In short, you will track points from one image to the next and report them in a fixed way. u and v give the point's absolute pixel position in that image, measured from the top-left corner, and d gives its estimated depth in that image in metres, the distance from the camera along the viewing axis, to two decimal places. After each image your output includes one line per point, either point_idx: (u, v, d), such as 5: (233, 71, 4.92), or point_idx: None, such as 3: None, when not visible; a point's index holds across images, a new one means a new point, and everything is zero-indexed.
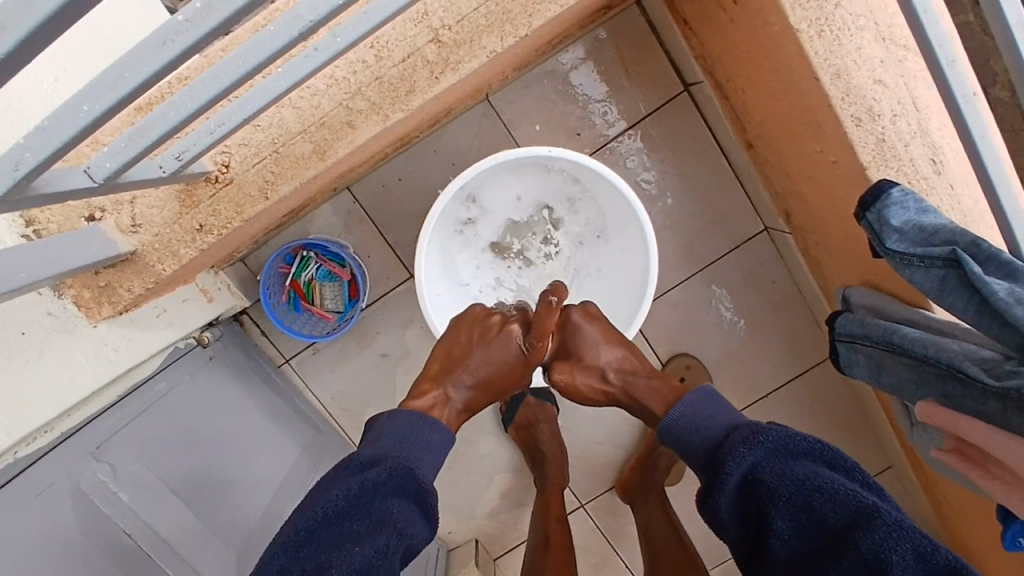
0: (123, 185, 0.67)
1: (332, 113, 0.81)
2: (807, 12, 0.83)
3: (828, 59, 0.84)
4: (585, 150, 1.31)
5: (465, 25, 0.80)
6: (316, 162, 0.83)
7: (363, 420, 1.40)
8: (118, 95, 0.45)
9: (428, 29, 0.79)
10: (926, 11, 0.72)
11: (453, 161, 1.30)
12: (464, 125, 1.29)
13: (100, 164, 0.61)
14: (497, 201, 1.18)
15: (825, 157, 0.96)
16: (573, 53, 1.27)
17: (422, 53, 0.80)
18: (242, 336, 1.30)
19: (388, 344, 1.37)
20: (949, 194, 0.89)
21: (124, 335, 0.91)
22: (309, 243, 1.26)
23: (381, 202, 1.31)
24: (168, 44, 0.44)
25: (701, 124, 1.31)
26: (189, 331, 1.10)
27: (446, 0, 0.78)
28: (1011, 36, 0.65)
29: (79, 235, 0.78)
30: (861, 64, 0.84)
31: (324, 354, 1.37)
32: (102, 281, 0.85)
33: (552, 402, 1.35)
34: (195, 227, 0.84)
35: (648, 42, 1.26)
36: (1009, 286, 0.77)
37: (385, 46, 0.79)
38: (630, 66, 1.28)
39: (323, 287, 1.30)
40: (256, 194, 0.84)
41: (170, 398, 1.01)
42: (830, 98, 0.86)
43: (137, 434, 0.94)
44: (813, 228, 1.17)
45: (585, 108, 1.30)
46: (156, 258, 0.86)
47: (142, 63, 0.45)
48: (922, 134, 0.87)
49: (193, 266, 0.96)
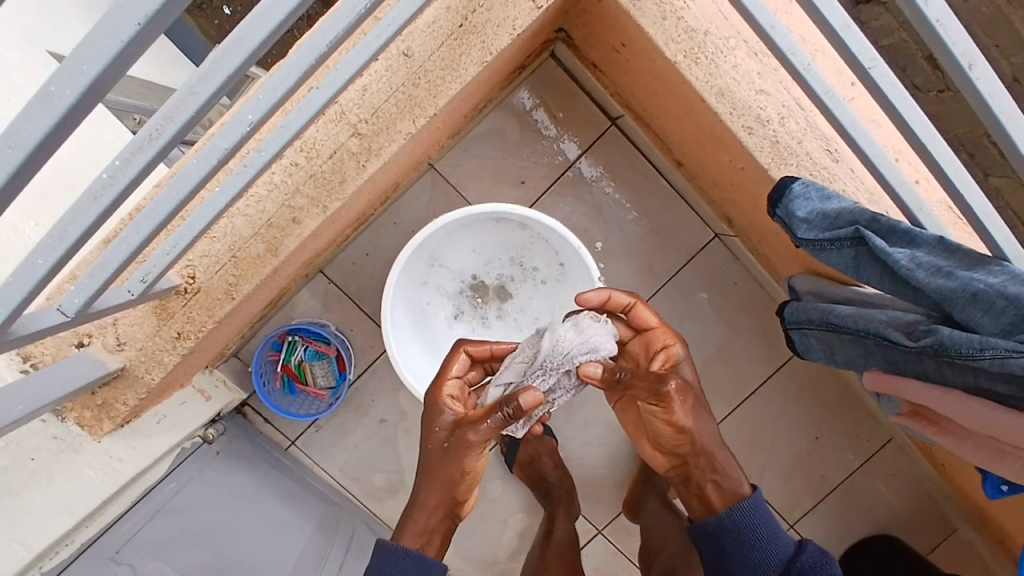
0: (96, 314, 0.75)
1: (277, 214, 0.91)
2: (679, 45, 0.91)
3: (708, 81, 0.92)
4: (533, 195, 1.40)
5: (379, 116, 0.90)
6: (271, 259, 0.93)
7: (374, 486, 1.46)
8: (64, 247, 0.55)
9: (347, 126, 0.89)
10: (773, 27, 0.78)
11: (412, 228, 1.39)
12: (416, 195, 1.38)
13: (69, 301, 0.70)
14: (456, 259, 1.27)
15: (736, 165, 1.04)
16: (503, 110, 1.37)
17: (346, 147, 0.90)
18: (246, 426, 1.38)
19: (385, 410, 1.44)
20: (851, 177, 0.94)
21: (128, 445, 1.00)
22: (292, 329, 1.34)
23: (353, 278, 1.40)
24: (98, 199, 0.54)
25: (634, 152, 1.39)
26: (191, 430, 1.17)
27: (358, 99, 0.89)
28: (841, 37, 0.69)
29: (71, 362, 0.88)
30: (740, 79, 0.92)
31: (326, 430, 1.44)
32: (99, 399, 0.95)
33: (550, 435, 1.41)
34: (174, 336, 0.93)
35: (569, 88, 1.36)
36: (910, 253, 0.83)
37: (312, 147, 0.89)
38: (558, 113, 1.37)
39: (313, 367, 1.37)
40: (222, 296, 0.93)
41: (180, 497, 1.10)
42: (720, 115, 0.94)
43: (150, 538, 1.04)
44: (753, 228, 1.24)
45: (524, 157, 1.39)
46: (144, 370, 0.94)
47: (79, 218, 0.54)
48: (812, 129, 0.94)
49: (183, 371, 1.04)
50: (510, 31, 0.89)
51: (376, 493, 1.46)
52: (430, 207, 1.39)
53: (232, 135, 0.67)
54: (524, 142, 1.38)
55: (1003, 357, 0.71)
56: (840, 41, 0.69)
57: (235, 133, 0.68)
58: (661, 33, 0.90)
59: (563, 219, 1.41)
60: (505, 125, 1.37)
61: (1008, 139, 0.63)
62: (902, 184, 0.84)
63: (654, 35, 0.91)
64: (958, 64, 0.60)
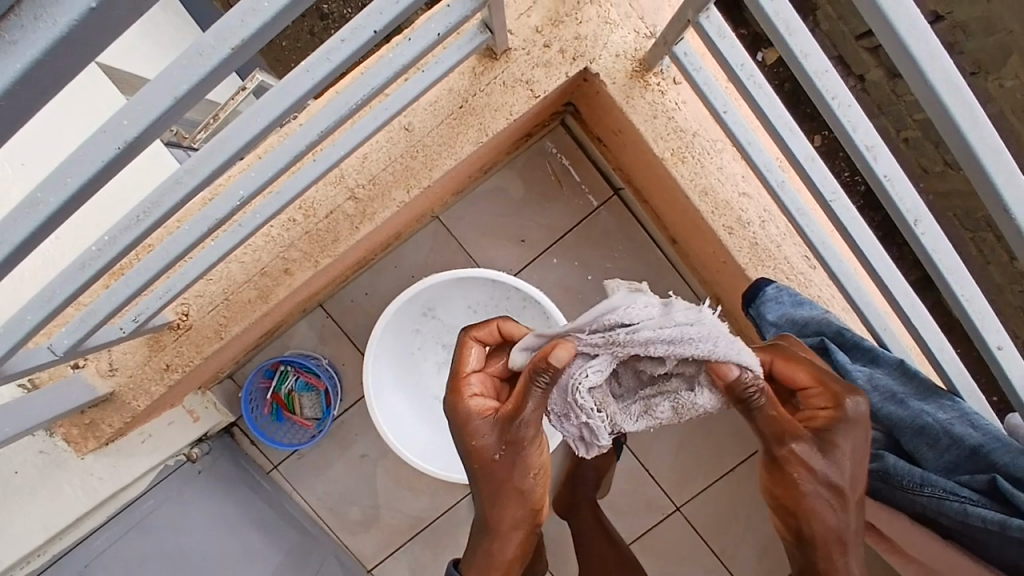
0: (87, 349, 0.81)
1: (271, 264, 0.96)
2: (668, 143, 0.95)
3: (693, 178, 0.96)
4: (532, 254, 1.44)
5: (376, 183, 0.95)
6: (261, 304, 0.98)
7: (349, 518, 1.49)
8: (51, 306, 0.61)
9: (345, 189, 0.95)
10: (751, 143, 0.83)
11: (412, 274, 1.44)
12: (419, 242, 1.43)
13: (60, 339, 0.75)
14: (449, 311, 1.32)
15: (720, 257, 1.07)
16: (509, 172, 1.42)
17: (342, 209, 0.95)
18: (232, 447, 1.43)
19: (367, 445, 1.48)
20: (826, 286, 0.97)
21: (111, 463, 1.06)
22: (285, 359, 1.39)
23: (350, 315, 1.45)
24: (87, 266, 0.60)
25: (635, 223, 1.43)
26: (176, 449, 1.23)
27: (358, 165, 0.94)
28: (802, 167, 0.75)
29: (65, 383, 0.94)
30: (725, 181, 0.96)
31: (309, 459, 1.48)
32: (88, 418, 1.01)
33: None
34: (163, 367, 0.99)
35: (577, 155, 1.40)
36: (869, 372, 0.83)
37: (310, 207, 0.95)
38: (563, 179, 1.41)
39: (301, 397, 1.43)
40: (212, 335, 0.98)
41: (154, 516, 1.15)
42: (703, 212, 0.97)
43: (121, 554, 1.11)
44: (738, 312, 1.26)
45: (527, 217, 1.43)
46: (131, 396, 1.00)
47: (69, 282, 0.60)
48: (792, 235, 0.97)
49: (172, 396, 1.10)
50: (507, 117, 0.94)
51: (350, 526, 1.49)
52: (431, 255, 1.44)
53: (223, 207, 0.73)
54: (528, 202, 1.42)
55: (942, 496, 0.73)
56: (802, 169, 0.75)
57: (226, 204, 0.73)
58: (651, 130, 0.94)
59: (558, 280, 1.44)
60: (511, 184, 1.42)
61: (959, 304, 0.64)
62: (867, 303, 0.86)
63: (645, 132, 0.95)
64: (905, 221, 0.62)
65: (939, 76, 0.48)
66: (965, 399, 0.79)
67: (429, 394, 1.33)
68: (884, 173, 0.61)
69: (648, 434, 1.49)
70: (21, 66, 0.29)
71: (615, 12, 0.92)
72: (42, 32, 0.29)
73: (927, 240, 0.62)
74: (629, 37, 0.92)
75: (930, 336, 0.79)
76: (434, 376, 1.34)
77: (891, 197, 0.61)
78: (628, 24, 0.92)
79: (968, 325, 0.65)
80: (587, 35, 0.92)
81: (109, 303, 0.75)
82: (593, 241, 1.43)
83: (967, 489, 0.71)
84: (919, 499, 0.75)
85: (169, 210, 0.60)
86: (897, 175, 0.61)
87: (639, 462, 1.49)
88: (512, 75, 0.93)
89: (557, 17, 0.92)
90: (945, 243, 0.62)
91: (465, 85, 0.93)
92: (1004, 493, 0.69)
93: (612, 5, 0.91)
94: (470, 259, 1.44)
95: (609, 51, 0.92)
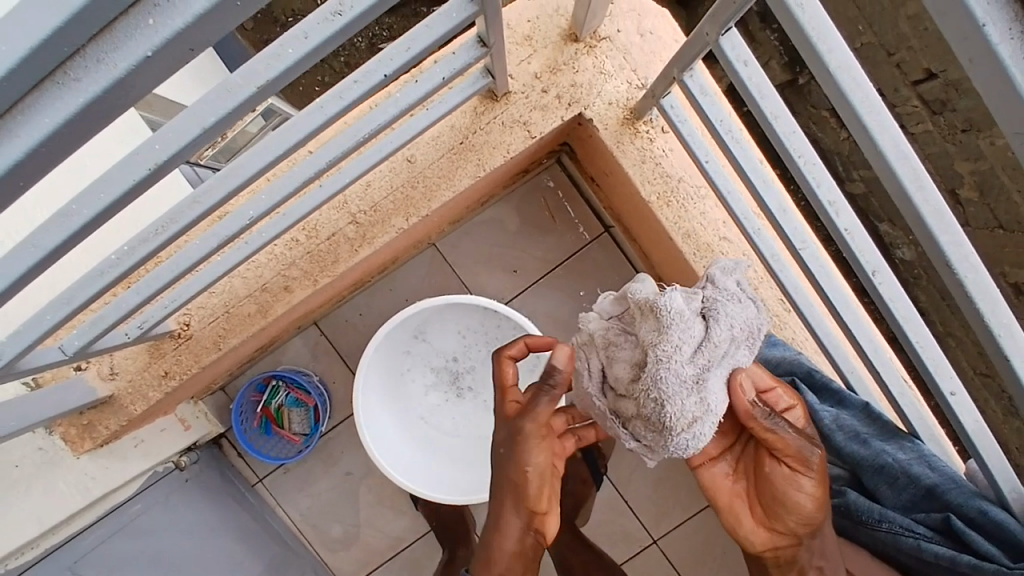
0: (94, 352, 0.85)
1: (272, 280, 1.01)
2: (654, 188, 1.01)
3: (677, 221, 1.01)
4: (523, 284, 1.49)
5: (377, 210, 1.00)
6: (260, 318, 1.02)
7: (329, 535, 1.51)
8: (69, 308, 0.65)
9: (347, 214, 1.00)
10: (730, 192, 0.89)
11: (406, 297, 1.49)
12: (415, 267, 1.48)
13: (71, 342, 0.79)
14: (440, 336, 1.37)
15: None
16: (506, 204, 1.48)
17: (344, 233, 1.01)
18: (219, 458, 1.46)
19: (352, 463, 1.51)
20: (799, 329, 1.02)
21: (103, 466, 1.08)
22: (278, 374, 1.43)
23: (344, 334, 1.49)
24: (105, 273, 0.65)
25: (624, 259, 1.48)
26: (166, 456, 1.25)
27: (361, 192, 1.00)
28: (775, 216, 0.80)
29: (67, 384, 0.98)
30: (707, 225, 1.02)
31: (294, 474, 1.51)
32: (85, 420, 1.04)
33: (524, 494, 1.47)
34: (161, 374, 1.03)
35: (571, 192, 1.46)
36: (836, 412, 0.87)
37: (314, 228, 1.00)
38: (557, 213, 1.47)
39: (291, 412, 1.46)
40: (211, 346, 1.02)
41: (141, 519, 1.17)
42: (685, 254, 1.02)
43: (106, 555, 1.12)
44: None
45: (521, 249, 1.48)
46: (129, 400, 1.03)
47: (87, 287, 0.65)
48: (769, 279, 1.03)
49: (168, 403, 1.13)
50: (504, 154, 1.00)
51: (330, 543, 1.51)
52: (426, 280, 1.49)
53: (233, 225, 0.78)
54: (522, 234, 1.48)
55: (899, 532, 0.78)
56: (775, 219, 0.81)
57: (236, 223, 0.78)
58: (639, 174, 1.00)
59: (548, 310, 1.49)
60: (506, 217, 1.48)
61: (913, 351, 0.69)
62: (835, 346, 0.91)
63: (633, 175, 1.00)
64: (864, 271, 0.67)
65: (892, 148, 0.53)
66: (924, 440, 0.84)
67: (416, 415, 1.37)
68: (845, 226, 0.66)
69: (629, 466, 1.52)
70: (83, 100, 0.34)
71: (610, 63, 0.98)
72: (104, 72, 0.33)
73: (884, 289, 0.67)
74: (622, 87, 0.99)
75: (891, 380, 0.84)
76: (422, 398, 1.38)
77: (852, 249, 0.67)
78: (621, 74, 0.98)
79: (923, 371, 0.69)
80: (583, 83, 0.98)
81: (119, 310, 0.79)
82: (583, 275, 1.48)
83: (921, 527, 0.76)
84: (878, 534, 0.80)
85: (185, 226, 0.64)
86: (857, 229, 0.66)
87: (618, 493, 1.52)
88: (511, 116, 0.99)
89: (555, 65, 0.98)
90: (900, 294, 0.68)
91: (466, 122, 0.99)
92: (953, 531, 0.74)
93: (607, 57, 0.98)
94: (464, 286, 1.49)
95: (603, 99, 0.99)
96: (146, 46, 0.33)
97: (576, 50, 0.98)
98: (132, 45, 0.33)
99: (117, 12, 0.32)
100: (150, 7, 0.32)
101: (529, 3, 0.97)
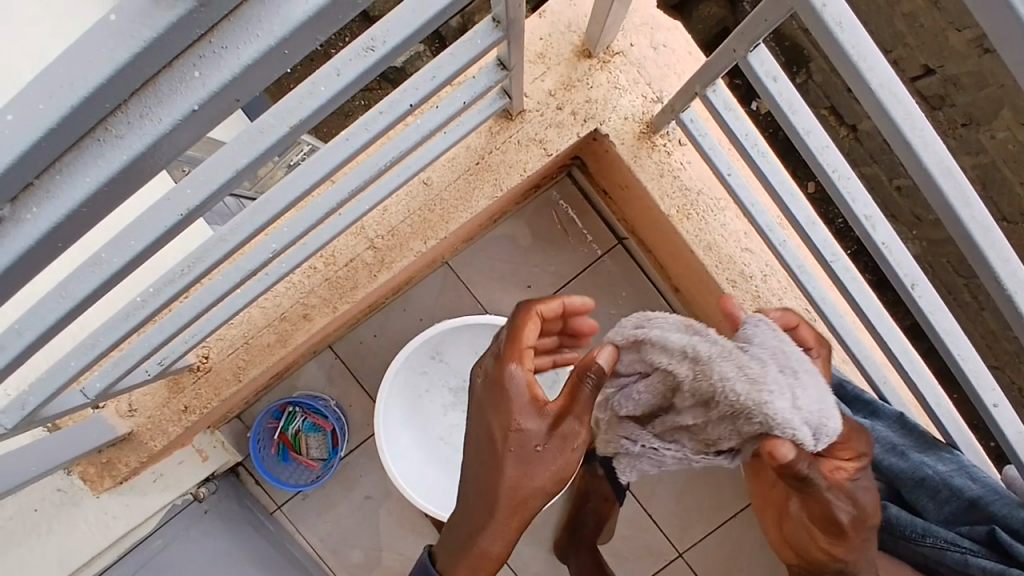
0: (116, 391, 0.83)
1: (291, 309, 1.00)
2: (674, 202, 1.00)
3: (697, 233, 1.00)
4: (538, 299, 1.47)
5: (395, 234, 0.99)
6: (279, 348, 1.01)
7: (350, 561, 1.49)
8: (94, 353, 0.64)
9: (365, 239, 0.99)
10: (754, 205, 0.87)
11: (420, 317, 1.47)
12: (428, 286, 1.47)
13: (92, 385, 0.78)
14: (458, 356, 1.35)
15: (724, 308, 1.11)
16: (517, 219, 1.47)
17: (362, 258, 1.00)
18: (237, 486, 1.44)
19: (372, 487, 1.49)
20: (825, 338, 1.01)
21: (123, 503, 1.07)
22: (294, 400, 1.42)
23: (358, 356, 1.48)
24: (130, 316, 0.64)
25: (639, 271, 1.47)
26: (186, 488, 1.24)
27: (378, 217, 0.99)
28: (803, 229, 0.79)
29: (86, 423, 0.96)
30: (728, 236, 1.00)
31: (313, 499, 1.49)
32: (105, 458, 1.03)
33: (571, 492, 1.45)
34: (181, 408, 1.01)
35: (582, 204, 1.45)
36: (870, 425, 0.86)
37: (332, 255, 0.99)
38: (569, 227, 1.46)
39: (308, 438, 1.44)
40: (230, 377, 1.01)
41: (162, 556, 1.16)
42: (707, 266, 1.01)
43: None
44: None
45: (534, 264, 1.47)
46: (148, 436, 1.02)
47: (112, 331, 0.64)
48: (793, 289, 1.01)
49: (188, 436, 1.11)
50: (521, 173, 1.00)
51: (351, 568, 1.49)
52: (440, 299, 1.47)
53: (255, 259, 0.77)
54: (535, 249, 1.47)
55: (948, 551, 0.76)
56: (802, 232, 0.79)
57: (258, 257, 0.77)
58: (657, 188, 0.99)
59: None
60: (518, 232, 1.47)
61: (955, 364, 0.67)
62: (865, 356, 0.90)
63: (651, 189, 0.99)
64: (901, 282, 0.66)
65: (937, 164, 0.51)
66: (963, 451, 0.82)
67: (435, 436, 1.35)
68: (882, 240, 0.65)
69: (650, 479, 1.50)
70: (127, 158, 0.32)
71: (624, 78, 0.98)
72: (148, 128, 0.32)
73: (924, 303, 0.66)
74: (637, 101, 0.98)
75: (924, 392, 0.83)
76: (440, 419, 1.36)
77: (889, 263, 0.65)
78: (636, 89, 0.98)
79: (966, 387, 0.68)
80: (598, 99, 0.98)
81: (140, 350, 0.77)
82: (598, 288, 1.47)
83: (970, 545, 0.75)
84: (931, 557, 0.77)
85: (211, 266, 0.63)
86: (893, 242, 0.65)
87: (641, 506, 1.50)
88: (526, 134, 0.98)
89: (569, 82, 0.98)
90: (942, 309, 0.66)
91: (483, 142, 0.98)
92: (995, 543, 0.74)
93: (621, 71, 0.97)
94: (478, 303, 1.48)
95: (618, 114, 0.98)
96: (192, 99, 0.32)
97: (590, 66, 0.97)
98: (178, 97, 0.31)
99: (159, 67, 0.30)
100: (195, 59, 0.31)
101: (541, 20, 0.96)
